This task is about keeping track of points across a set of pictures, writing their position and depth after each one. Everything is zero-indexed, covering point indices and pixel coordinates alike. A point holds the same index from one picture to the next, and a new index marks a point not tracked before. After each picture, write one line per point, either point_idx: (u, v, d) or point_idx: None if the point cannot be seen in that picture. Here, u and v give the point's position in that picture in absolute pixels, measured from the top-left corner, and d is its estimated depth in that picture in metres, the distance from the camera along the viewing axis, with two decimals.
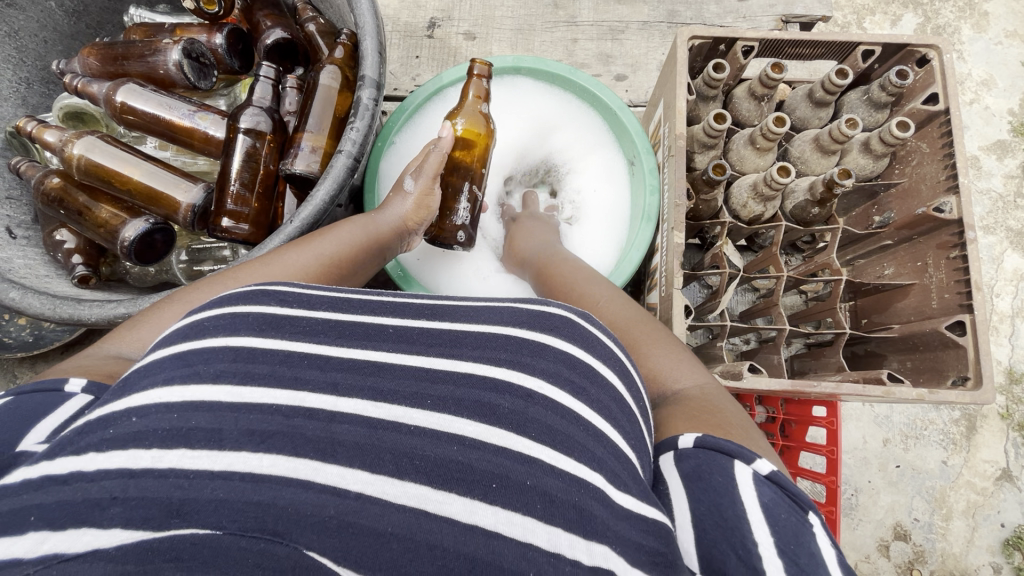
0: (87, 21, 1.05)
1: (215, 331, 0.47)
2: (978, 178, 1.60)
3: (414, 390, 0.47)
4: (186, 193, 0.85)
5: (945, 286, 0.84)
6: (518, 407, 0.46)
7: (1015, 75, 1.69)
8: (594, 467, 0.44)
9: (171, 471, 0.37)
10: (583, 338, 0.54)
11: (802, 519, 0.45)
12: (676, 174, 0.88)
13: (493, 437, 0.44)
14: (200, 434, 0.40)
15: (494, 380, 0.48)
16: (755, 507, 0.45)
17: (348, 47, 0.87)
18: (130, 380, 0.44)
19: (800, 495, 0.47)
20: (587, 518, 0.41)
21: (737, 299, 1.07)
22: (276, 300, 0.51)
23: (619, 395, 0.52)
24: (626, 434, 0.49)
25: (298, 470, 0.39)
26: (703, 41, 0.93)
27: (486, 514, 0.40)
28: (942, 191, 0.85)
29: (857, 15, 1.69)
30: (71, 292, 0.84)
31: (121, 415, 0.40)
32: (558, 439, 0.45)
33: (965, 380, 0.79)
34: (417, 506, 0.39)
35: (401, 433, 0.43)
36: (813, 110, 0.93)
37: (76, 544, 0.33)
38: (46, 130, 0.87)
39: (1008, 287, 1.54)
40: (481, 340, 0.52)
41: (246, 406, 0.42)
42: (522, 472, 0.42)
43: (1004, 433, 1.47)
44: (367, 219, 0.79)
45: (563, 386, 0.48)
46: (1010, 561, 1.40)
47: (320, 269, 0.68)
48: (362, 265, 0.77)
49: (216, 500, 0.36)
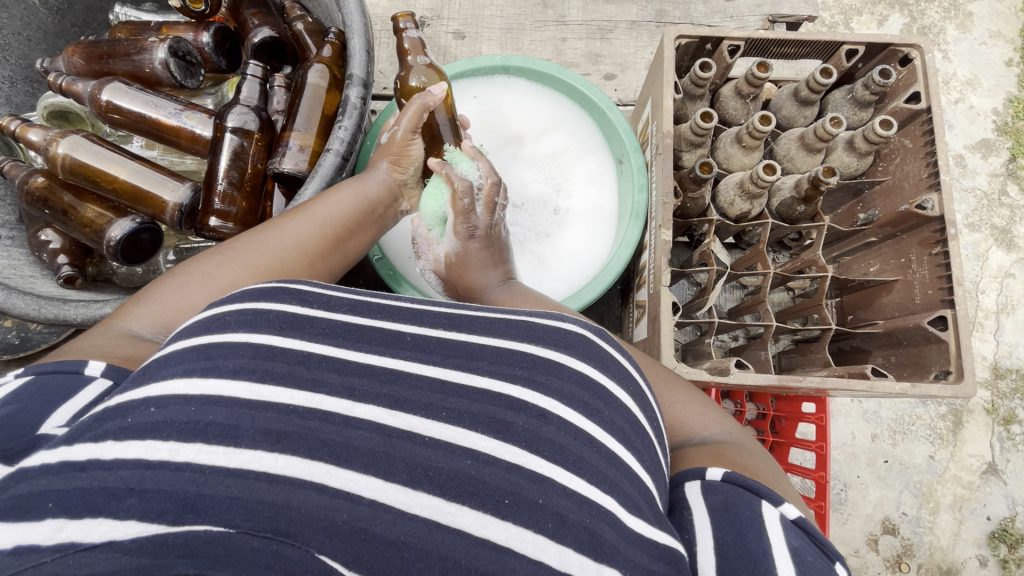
0: (71, 19, 1.05)
1: (236, 326, 0.47)
2: (963, 177, 1.63)
3: (428, 399, 0.47)
4: (173, 192, 0.84)
5: (928, 282, 0.85)
6: (531, 427, 0.46)
7: (998, 74, 1.71)
8: (606, 489, 0.44)
9: (187, 465, 0.37)
10: (599, 357, 0.53)
11: (827, 565, 0.46)
12: (664, 172, 0.89)
13: (507, 455, 0.44)
14: (217, 429, 0.40)
15: (510, 397, 0.48)
16: (781, 546, 0.45)
17: (336, 46, 0.88)
18: (149, 369, 0.44)
19: (825, 543, 0.48)
20: (599, 541, 0.41)
21: (725, 296, 1.08)
22: (296, 299, 0.51)
23: (633, 416, 0.51)
24: (639, 456, 0.49)
25: (312, 472, 0.39)
26: (690, 41, 0.93)
27: (498, 529, 0.40)
28: (924, 189, 0.87)
29: (844, 15, 1.70)
30: (55, 293, 0.83)
31: (139, 405, 0.40)
32: (571, 461, 0.45)
33: (947, 374, 0.80)
34: (429, 516, 0.40)
35: (415, 442, 0.44)
36: (799, 108, 0.94)
37: (92, 533, 0.33)
38: (29, 129, 0.86)
39: (993, 284, 1.56)
40: (500, 354, 0.52)
41: (262, 405, 0.42)
42: (534, 491, 0.42)
43: (990, 427, 1.49)
44: (356, 182, 0.79)
45: (576, 407, 0.48)
46: (995, 553, 1.42)
47: (319, 233, 0.69)
48: (361, 231, 0.76)
49: (230, 498, 0.36)
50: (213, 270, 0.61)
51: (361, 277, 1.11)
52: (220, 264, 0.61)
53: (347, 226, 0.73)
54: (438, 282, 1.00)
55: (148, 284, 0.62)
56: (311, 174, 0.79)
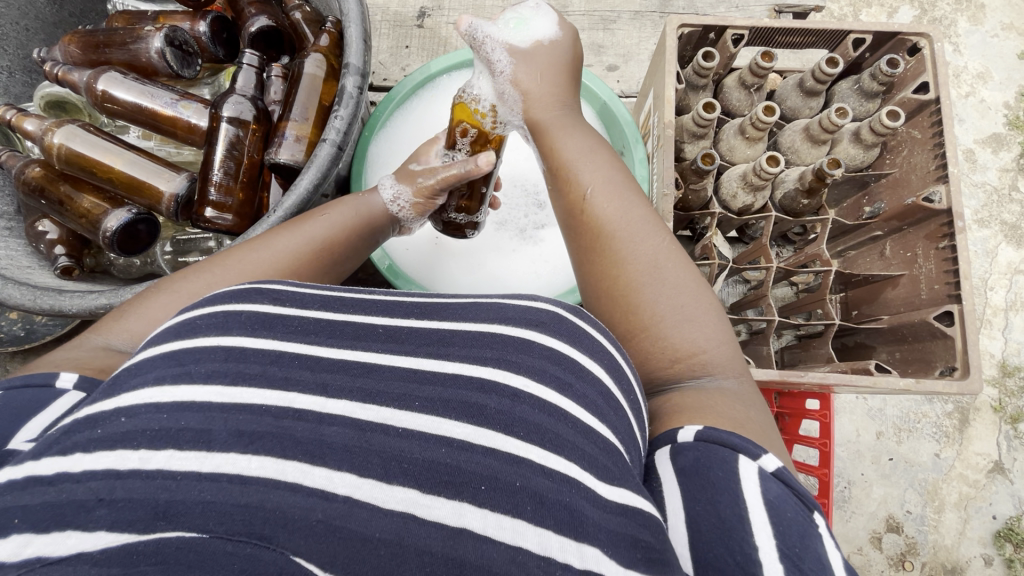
0: (69, 9, 1.04)
1: (207, 330, 0.47)
2: (973, 172, 1.60)
3: (402, 390, 0.46)
4: (169, 182, 0.84)
5: (934, 277, 0.84)
6: (503, 408, 0.45)
7: (1012, 67, 1.68)
8: (583, 464, 0.43)
9: (159, 473, 0.37)
10: (571, 332, 0.52)
11: (805, 515, 0.44)
12: (664, 164, 0.87)
13: (481, 439, 0.43)
14: (189, 434, 0.39)
15: (480, 379, 0.47)
16: (757, 506, 0.44)
17: (333, 35, 0.87)
18: (119, 378, 0.43)
19: (805, 493, 0.46)
20: (577, 517, 0.40)
21: (727, 291, 1.06)
22: (268, 297, 0.51)
23: (607, 389, 0.50)
24: (615, 428, 0.48)
25: (286, 471, 0.38)
26: (693, 30, 0.91)
27: (476, 516, 0.39)
28: (932, 181, 0.85)
29: (853, 7, 1.67)
30: (49, 283, 0.83)
31: (109, 415, 0.40)
32: (547, 439, 0.44)
33: (952, 370, 0.78)
34: (405, 510, 0.39)
35: (390, 434, 0.43)
36: (804, 99, 0.92)
37: (60, 547, 0.32)
38: (25, 119, 0.86)
39: (1001, 281, 1.54)
40: (470, 338, 0.51)
41: (236, 406, 0.42)
42: (511, 473, 0.41)
43: (997, 425, 1.47)
44: (357, 199, 0.75)
45: (548, 383, 0.47)
46: (1000, 552, 1.41)
47: (309, 253, 0.66)
48: (357, 250, 0.73)
49: (203, 502, 0.35)
50: (197, 279, 0.60)
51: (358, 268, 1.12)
52: (206, 275, 0.61)
53: (342, 244, 0.71)
54: (433, 274, 0.99)
55: (129, 299, 0.61)
56: (307, 164, 0.78)
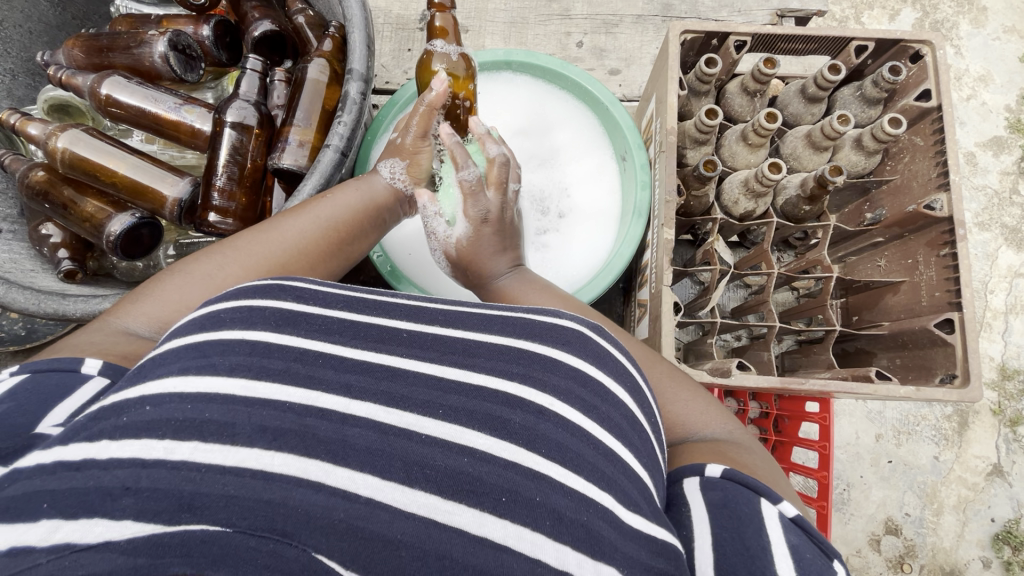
0: (73, 12, 1.04)
1: (232, 323, 0.47)
2: (973, 175, 1.60)
3: (425, 396, 0.46)
4: (172, 187, 0.84)
5: (935, 284, 0.84)
6: (528, 424, 0.45)
7: (1012, 70, 1.68)
8: (605, 486, 0.44)
9: (184, 464, 0.37)
10: (596, 353, 0.52)
11: (826, 562, 0.45)
12: (667, 169, 0.87)
13: (504, 452, 0.43)
14: (213, 427, 0.39)
15: (506, 394, 0.47)
16: (779, 541, 0.45)
17: (337, 40, 0.87)
18: (144, 367, 0.44)
19: (824, 541, 0.47)
20: (596, 538, 0.41)
21: (728, 295, 1.07)
22: (292, 296, 0.51)
23: (630, 412, 0.50)
24: (637, 452, 0.48)
25: (308, 470, 0.39)
26: (695, 36, 0.92)
27: (496, 527, 0.40)
28: (933, 189, 0.85)
29: (854, 10, 1.67)
30: (55, 287, 0.83)
31: (135, 403, 0.40)
32: (569, 458, 0.44)
33: (953, 378, 0.79)
34: (427, 514, 0.39)
35: (413, 440, 0.43)
36: (806, 106, 0.92)
37: (88, 534, 0.32)
38: (29, 123, 0.86)
39: (1001, 284, 1.54)
40: (496, 351, 0.51)
41: (259, 402, 0.42)
42: (532, 488, 0.42)
43: (996, 428, 1.47)
44: (361, 182, 0.75)
45: (573, 403, 0.47)
46: (999, 555, 1.41)
47: (321, 234, 0.67)
48: (367, 232, 0.74)
49: (226, 496, 0.36)
50: (209, 262, 0.60)
51: (361, 272, 1.12)
52: (218, 257, 0.61)
53: (351, 229, 0.71)
54: (435, 278, 0.99)
55: (145, 282, 0.61)
56: (309, 170, 0.78)
